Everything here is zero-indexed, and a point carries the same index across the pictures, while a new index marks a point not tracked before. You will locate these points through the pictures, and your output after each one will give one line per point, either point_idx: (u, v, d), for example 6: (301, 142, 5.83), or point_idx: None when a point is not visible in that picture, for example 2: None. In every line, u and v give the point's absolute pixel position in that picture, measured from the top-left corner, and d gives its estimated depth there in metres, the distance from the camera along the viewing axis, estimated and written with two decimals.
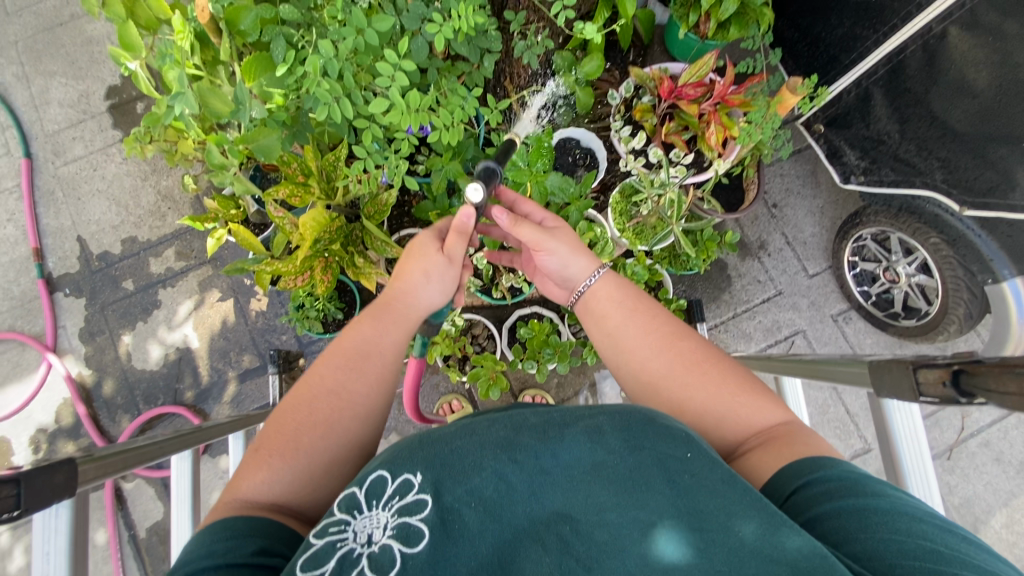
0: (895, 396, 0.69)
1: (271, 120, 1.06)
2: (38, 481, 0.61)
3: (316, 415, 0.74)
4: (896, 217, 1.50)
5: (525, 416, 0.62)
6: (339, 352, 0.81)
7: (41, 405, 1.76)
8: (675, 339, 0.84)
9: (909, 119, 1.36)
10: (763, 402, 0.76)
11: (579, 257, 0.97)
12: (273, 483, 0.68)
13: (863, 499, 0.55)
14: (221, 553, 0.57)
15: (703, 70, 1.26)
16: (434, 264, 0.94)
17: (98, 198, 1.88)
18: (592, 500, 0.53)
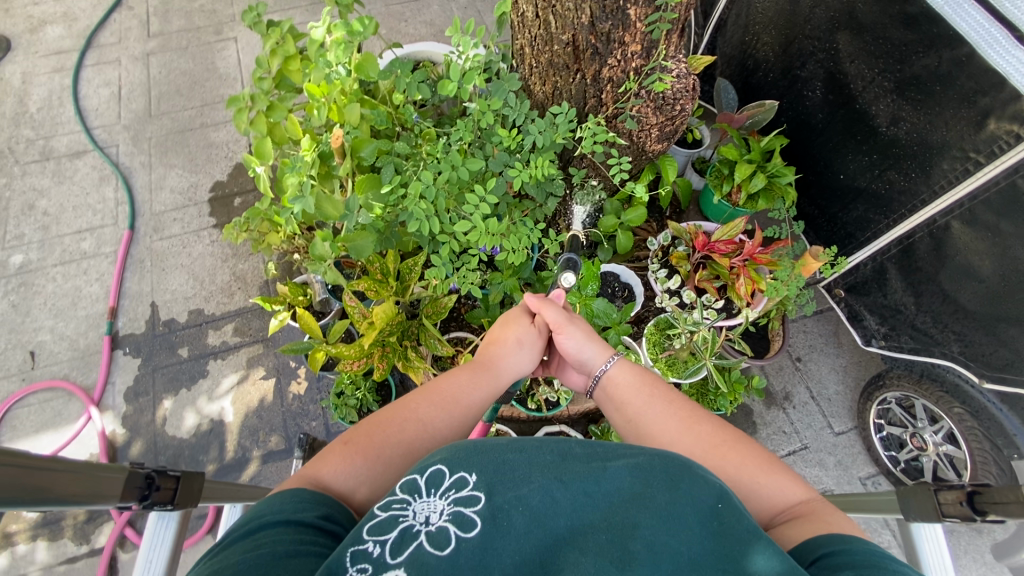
0: (922, 520, 0.80)
1: (370, 226, 1.26)
2: (190, 482, 0.76)
3: (404, 436, 0.81)
4: (919, 383, 1.58)
5: (572, 445, 0.66)
6: (436, 390, 0.89)
7: (67, 458, 1.79)
8: (692, 423, 0.88)
9: (922, 293, 1.47)
10: (784, 479, 0.79)
11: (594, 345, 1.06)
12: (347, 477, 0.73)
13: (895, 574, 0.55)
14: (290, 512, 0.60)
15: (734, 230, 1.45)
16: (528, 335, 1.08)
17: (179, 271, 2.10)
18: (629, 523, 0.55)
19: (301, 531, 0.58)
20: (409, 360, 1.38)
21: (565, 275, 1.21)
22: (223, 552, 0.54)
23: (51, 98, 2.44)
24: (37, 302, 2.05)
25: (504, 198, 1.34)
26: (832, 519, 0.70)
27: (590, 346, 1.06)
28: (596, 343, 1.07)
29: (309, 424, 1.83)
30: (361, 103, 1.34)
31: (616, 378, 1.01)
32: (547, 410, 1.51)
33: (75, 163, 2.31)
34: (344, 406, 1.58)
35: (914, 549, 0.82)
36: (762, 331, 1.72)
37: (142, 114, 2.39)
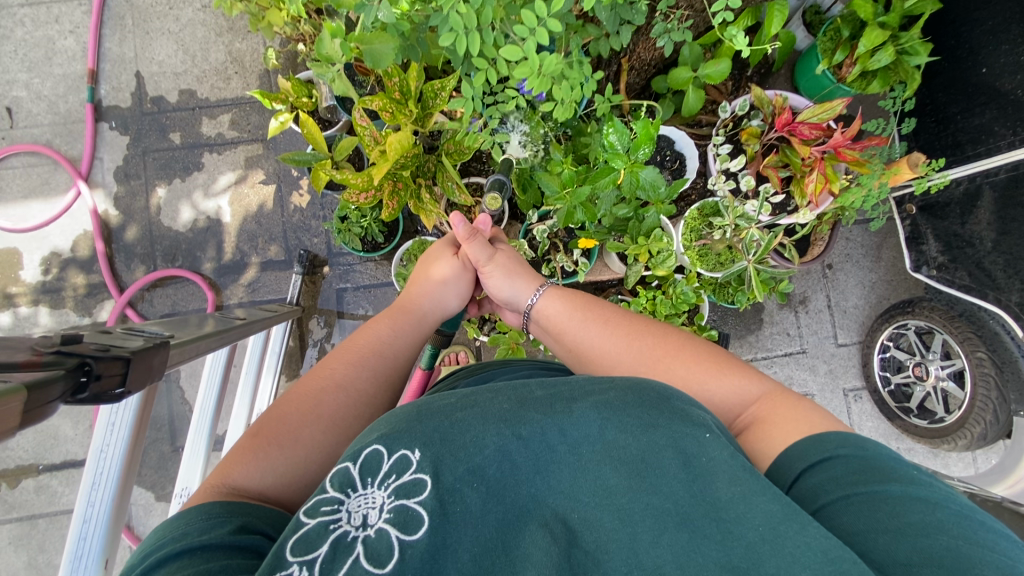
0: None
1: (392, 27, 0.98)
2: (141, 363, 0.66)
3: (323, 408, 0.77)
4: (952, 320, 1.51)
5: (532, 389, 0.68)
6: (351, 350, 0.88)
7: (61, 230, 1.73)
8: (631, 340, 0.90)
9: (1009, 232, 1.31)
10: (733, 376, 0.81)
11: (517, 282, 1.10)
12: (264, 473, 0.68)
13: (878, 485, 0.59)
14: (196, 534, 0.54)
15: (828, 113, 1.19)
16: (449, 269, 1.11)
17: (167, 38, 1.79)
18: (602, 482, 0.58)
19: (206, 559, 0.51)
20: (422, 202, 1.24)
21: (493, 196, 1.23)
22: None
23: None
24: (6, 47, 1.78)
25: (564, 21, 1.04)
26: (792, 419, 0.72)
27: (513, 283, 1.10)
28: (518, 277, 1.11)
29: (310, 240, 1.75)
30: None
31: (545, 309, 1.04)
32: (561, 279, 1.43)
33: None
34: (347, 231, 1.49)
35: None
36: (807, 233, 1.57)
37: None
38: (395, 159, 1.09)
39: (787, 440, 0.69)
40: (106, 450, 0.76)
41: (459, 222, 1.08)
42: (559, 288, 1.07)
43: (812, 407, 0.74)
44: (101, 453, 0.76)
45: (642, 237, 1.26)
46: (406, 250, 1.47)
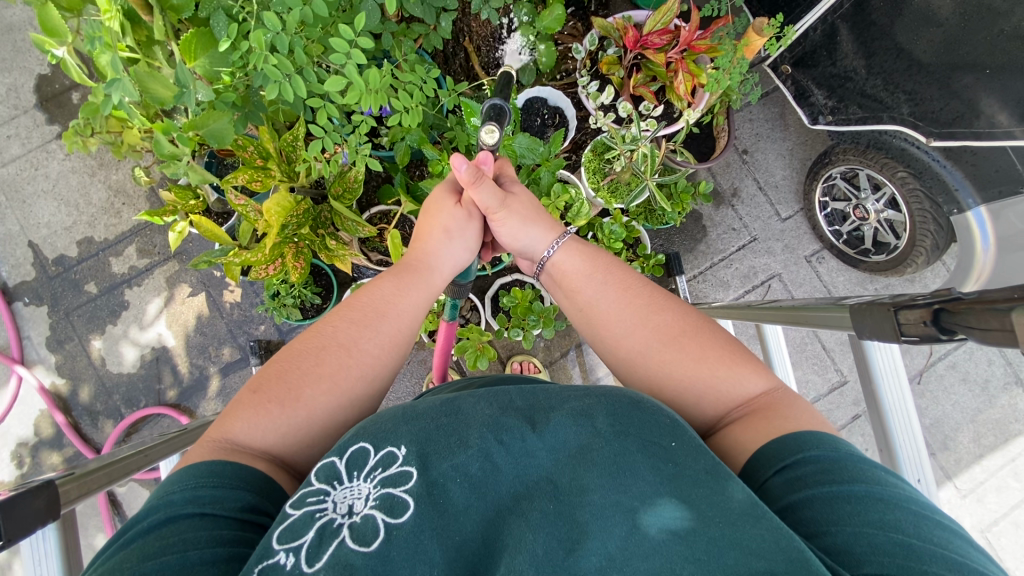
0: (878, 338, 0.64)
1: (220, 102, 1.00)
2: (20, 507, 0.56)
3: (323, 367, 0.74)
4: (864, 153, 1.55)
5: (511, 396, 0.65)
6: (356, 306, 0.81)
7: (18, 419, 1.71)
8: (653, 310, 0.81)
9: (875, 53, 1.37)
10: (742, 370, 0.73)
11: (539, 225, 0.95)
12: (264, 433, 0.68)
13: (842, 486, 0.56)
14: (210, 501, 0.58)
15: (667, 15, 1.23)
16: (454, 222, 0.95)
17: (45, 198, 1.78)
18: (579, 481, 0.55)
19: (214, 526, 0.55)
20: (331, 250, 1.25)
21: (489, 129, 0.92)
22: (121, 555, 0.52)
23: None
24: None
25: (386, 30, 1.08)
26: (793, 421, 0.66)
27: (532, 231, 0.95)
28: (540, 221, 0.96)
29: (257, 329, 1.74)
30: None
31: (563, 265, 0.92)
32: (494, 267, 1.48)
33: None
34: (283, 307, 1.48)
35: (864, 358, 0.78)
36: (707, 131, 1.59)
37: None
38: (282, 222, 1.09)
39: (766, 434, 0.65)
40: None
41: (462, 164, 0.86)
42: (583, 242, 0.93)
43: (811, 413, 0.68)
44: None
45: (545, 198, 1.26)
46: None
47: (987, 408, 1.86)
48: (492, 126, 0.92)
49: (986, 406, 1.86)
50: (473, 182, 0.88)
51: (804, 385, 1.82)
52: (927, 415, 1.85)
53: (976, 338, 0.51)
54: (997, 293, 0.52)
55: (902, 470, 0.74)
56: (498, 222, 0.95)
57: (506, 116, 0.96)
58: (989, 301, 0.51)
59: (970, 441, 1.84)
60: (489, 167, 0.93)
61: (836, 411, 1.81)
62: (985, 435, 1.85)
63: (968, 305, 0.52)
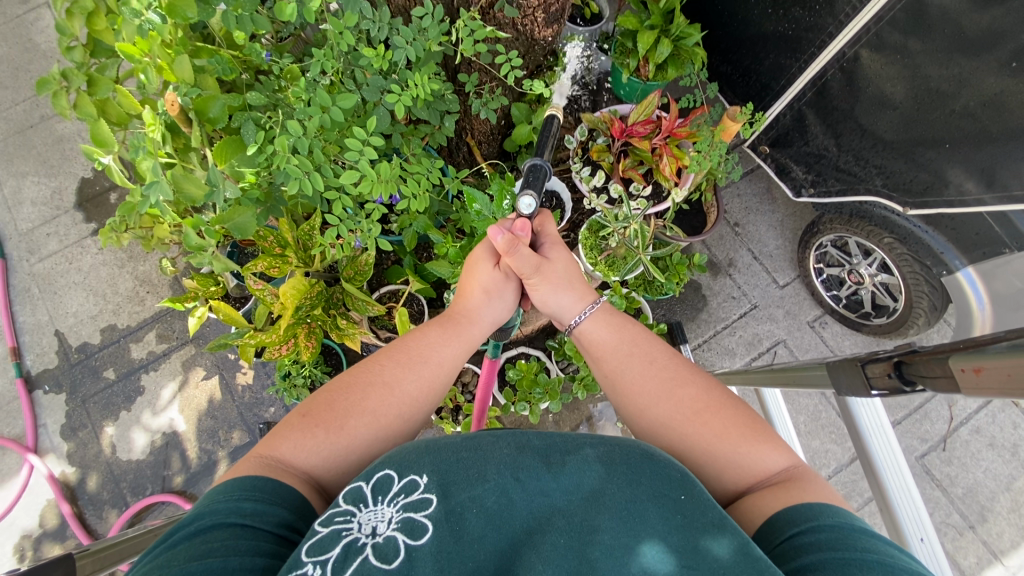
0: (854, 395, 0.66)
1: (245, 198, 1.11)
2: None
3: (367, 403, 0.77)
4: (850, 222, 1.61)
5: (529, 436, 0.65)
6: (402, 349, 0.85)
7: (25, 510, 1.71)
8: (678, 383, 0.81)
9: (842, 133, 1.48)
10: (765, 446, 0.73)
11: (570, 291, 0.98)
12: (309, 454, 0.71)
13: (854, 552, 0.54)
14: (250, 513, 0.58)
15: (648, 108, 1.36)
16: (494, 283, 0.99)
17: (74, 290, 1.88)
18: (589, 523, 0.55)
19: (253, 537, 0.56)
20: (342, 329, 1.29)
21: (525, 201, 0.95)
22: (166, 555, 0.52)
23: None
24: None
25: (395, 131, 1.20)
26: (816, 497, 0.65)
27: (563, 295, 0.97)
28: (573, 287, 0.99)
29: (267, 411, 1.75)
30: (195, 54, 1.15)
31: (590, 334, 0.93)
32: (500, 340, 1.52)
33: None
34: (293, 387, 1.52)
35: (850, 416, 0.80)
36: (697, 206, 1.68)
37: None
38: (296, 304, 1.16)
39: (780, 502, 0.65)
40: None
41: (498, 233, 0.91)
42: (612, 310, 0.95)
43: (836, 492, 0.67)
44: None
45: None
46: None
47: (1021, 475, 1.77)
48: (531, 196, 0.95)
49: (1020, 472, 1.77)
50: (508, 250, 0.93)
51: (823, 455, 1.76)
52: (958, 484, 1.77)
53: (932, 387, 0.54)
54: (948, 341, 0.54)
55: (904, 531, 0.72)
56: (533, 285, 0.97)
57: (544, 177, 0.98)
58: (936, 350, 0.53)
59: (1010, 512, 1.74)
60: (524, 234, 0.97)
61: (859, 482, 1.74)
62: None
63: (920, 355, 0.55)
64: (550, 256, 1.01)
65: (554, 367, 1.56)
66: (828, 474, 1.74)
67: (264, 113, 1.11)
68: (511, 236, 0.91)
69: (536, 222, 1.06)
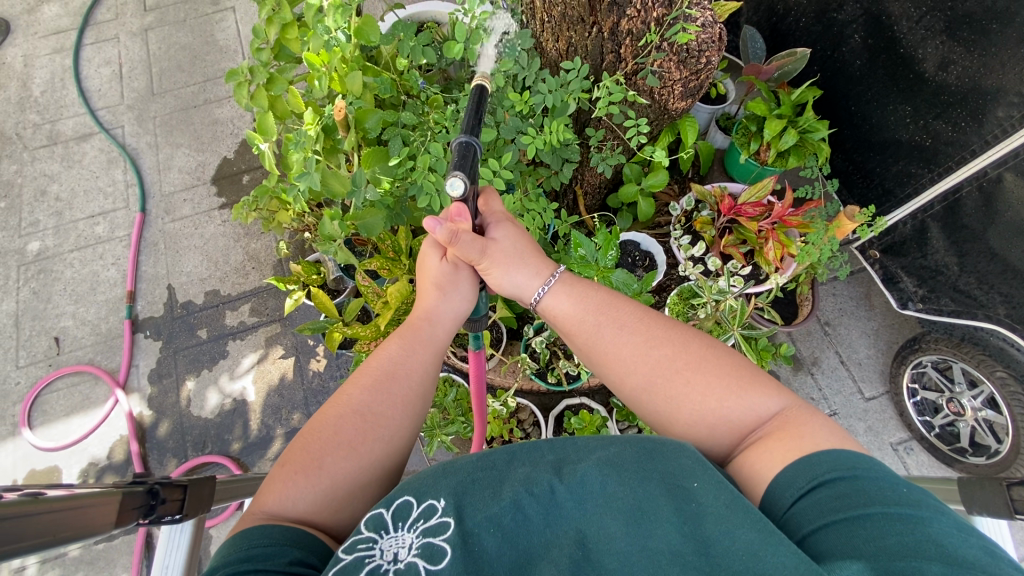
0: (989, 516, 0.66)
1: (379, 202, 1.22)
2: (195, 490, 0.71)
3: (340, 434, 0.74)
4: (958, 346, 1.51)
5: (543, 451, 0.66)
6: (367, 372, 0.81)
7: (99, 439, 1.85)
8: (651, 343, 0.79)
9: (967, 253, 1.42)
10: (749, 394, 0.72)
11: (524, 268, 0.90)
12: (296, 500, 0.68)
13: (856, 509, 0.54)
14: (261, 558, 0.59)
15: (762, 191, 1.38)
16: (444, 276, 0.91)
17: (193, 252, 2.09)
18: (605, 531, 0.55)
19: None
20: None
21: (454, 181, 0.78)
22: None
23: (53, 79, 2.42)
24: (57, 287, 2.07)
25: (518, 168, 1.29)
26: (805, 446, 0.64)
27: (517, 273, 0.89)
28: (527, 262, 0.91)
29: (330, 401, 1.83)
30: (363, 71, 1.30)
31: (554, 307, 0.88)
32: (568, 383, 1.52)
33: (82, 146, 2.30)
34: None
35: None
36: (790, 296, 1.64)
37: (144, 92, 2.36)
38: (397, 306, 1.23)
39: (777, 460, 0.64)
40: None
41: (435, 224, 0.79)
42: (574, 279, 0.89)
43: (830, 430, 0.66)
44: None
45: None
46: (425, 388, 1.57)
47: None
48: (457, 176, 0.76)
49: None
50: (451, 242, 0.83)
51: None
52: None
53: None
54: None
55: None
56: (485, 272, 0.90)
57: (478, 153, 0.81)
58: None
59: None
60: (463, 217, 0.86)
61: None
62: None
63: None
64: (495, 234, 0.92)
65: (614, 425, 1.53)
66: None
67: (412, 133, 1.24)
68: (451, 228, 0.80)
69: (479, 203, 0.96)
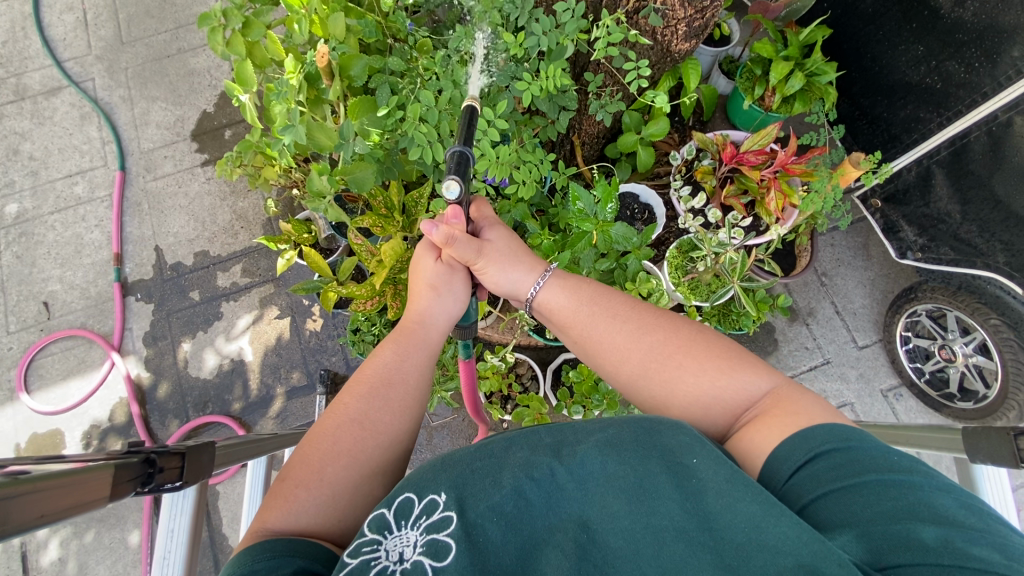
0: (991, 463, 0.67)
1: (368, 156, 1.18)
2: (194, 457, 0.70)
3: (340, 444, 0.74)
4: (954, 296, 1.51)
5: (541, 436, 0.67)
6: (362, 381, 0.82)
7: (99, 402, 1.86)
8: (641, 331, 0.81)
9: (971, 200, 1.40)
10: (740, 372, 0.73)
11: (519, 265, 0.92)
12: (300, 515, 0.67)
13: (854, 478, 0.54)
14: (264, 571, 0.57)
15: (766, 139, 1.33)
16: (439, 277, 0.94)
17: (179, 212, 2.03)
18: (606, 510, 0.56)
19: None
20: None
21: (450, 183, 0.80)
22: None
23: (14, 28, 2.27)
24: (41, 250, 2.02)
25: (513, 117, 1.23)
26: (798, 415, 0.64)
27: (512, 272, 0.92)
28: (521, 260, 0.93)
29: (328, 359, 1.83)
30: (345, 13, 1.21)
31: (549, 302, 0.91)
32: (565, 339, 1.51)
33: (52, 101, 2.18)
34: (361, 342, 1.58)
35: (972, 487, 0.73)
36: (789, 247, 1.62)
37: (113, 40, 2.22)
38: (391, 264, 1.20)
39: (773, 434, 0.63)
40: (167, 558, 0.71)
41: (431, 226, 0.82)
42: (565, 274, 0.92)
43: (823, 404, 0.66)
44: (164, 561, 0.71)
45: (629, 283, 1.31)
46: None
47: None
48: (454, 181, 0.79)
49: None
50: (446, 243, 0.86)
51: None
52: None
53: None
54: None
55: None
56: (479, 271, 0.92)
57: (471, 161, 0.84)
58: None
59: None
60: (459, 220, 0.87)
61: None
62: None
63: None
64: (488, 236, 0.95)
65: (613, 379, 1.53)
66: None
67: (400, 80, 1.17)
68: (447, 230, 0.83)
69: (471, 208, 0.99)
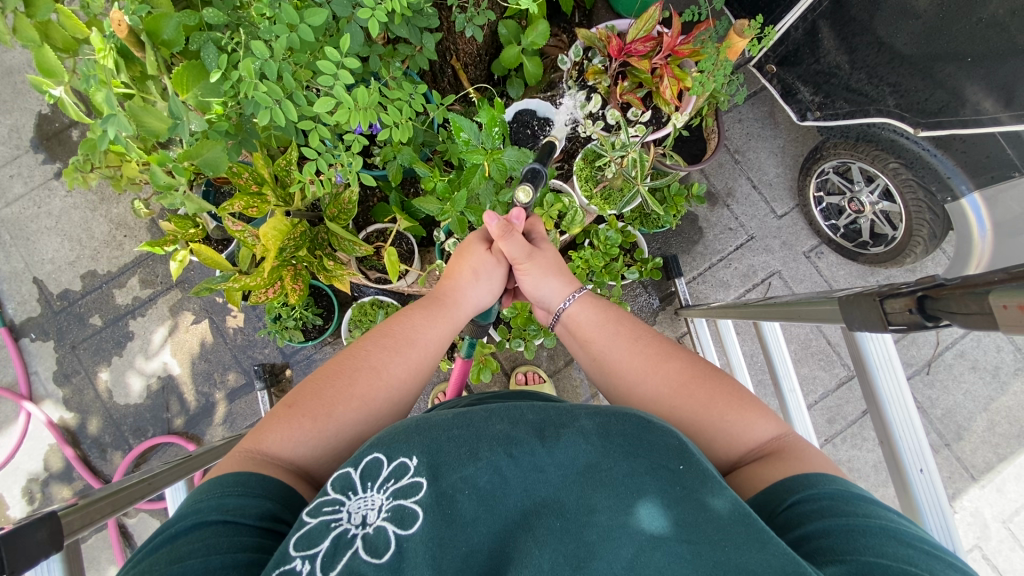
0: (868, 328, 0.66)
1: (213, 130, 1.04)
2: (18, 542, 0.53)
3: (356, 389, 0.75)
4: (854, 147, 1.56)
5: (523, 411, 0.63)
6: (386, 332, 0.82)
7: (28, 455, 1.73)
8: (660, 357, 0.80)
9: (857, 48, 1.39)
10: (754, 414, 0.72)
11: (561, 277, 0.95)
12: (296, 444, 0.69)
13: (856, 519, 0.54)
14: (231, 508, 0.57)
15: (648, 23, 1.25)
16: (483, 263, 0.96)
17: (48, 235, 1.80)
18: (585, 500, 0.55)
19: (235, 532, 0.55)
20: (329, 271, 1.24)
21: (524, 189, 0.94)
22: (150, 559, 0.52)
23: None
24: None
25: (370, 50, 1.10)
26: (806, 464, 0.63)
27: (550, 281, 0.94)
28: (563, 274, 0.96)
29: (261, 353, 1.75)
30: None
31: (577, 316, 0.91)
32: None
33: None
34: (285, 329, 1.52)
35: (857, 348, 0.78)
36: (697, 132, 1.59)
37: None
38: (279, 245, 1.09)
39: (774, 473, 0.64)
40: None
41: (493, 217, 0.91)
42: (596, 296, 0.92)
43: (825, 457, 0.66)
44: None
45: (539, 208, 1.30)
46: (350, 318, 1.48)
47: (1001, 395, 1.76)
48: (526, 188, 0.93)
49: (999, 393, 1.76)
50: (502, 235, 0.92)
51: (811, 381, 1.76)
52: (938, 406, 1.76)
53: (959, 323, 0.52)
54: (979, 274, 0.52)
55: (903, 461, 0.73)
56: (521, 271, 0.96)
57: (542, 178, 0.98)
58: (970, 284, 0.51)
59: (986, 430, 1.74)
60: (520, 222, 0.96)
61: (845, 406, 1.74)
62: (1000, 423, 1.74)
63: (949, 290, 0.53)
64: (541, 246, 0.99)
65: None
66: (815, 399, 1.75)
67: (224, 33, 1.01)
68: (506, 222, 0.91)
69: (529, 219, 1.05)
